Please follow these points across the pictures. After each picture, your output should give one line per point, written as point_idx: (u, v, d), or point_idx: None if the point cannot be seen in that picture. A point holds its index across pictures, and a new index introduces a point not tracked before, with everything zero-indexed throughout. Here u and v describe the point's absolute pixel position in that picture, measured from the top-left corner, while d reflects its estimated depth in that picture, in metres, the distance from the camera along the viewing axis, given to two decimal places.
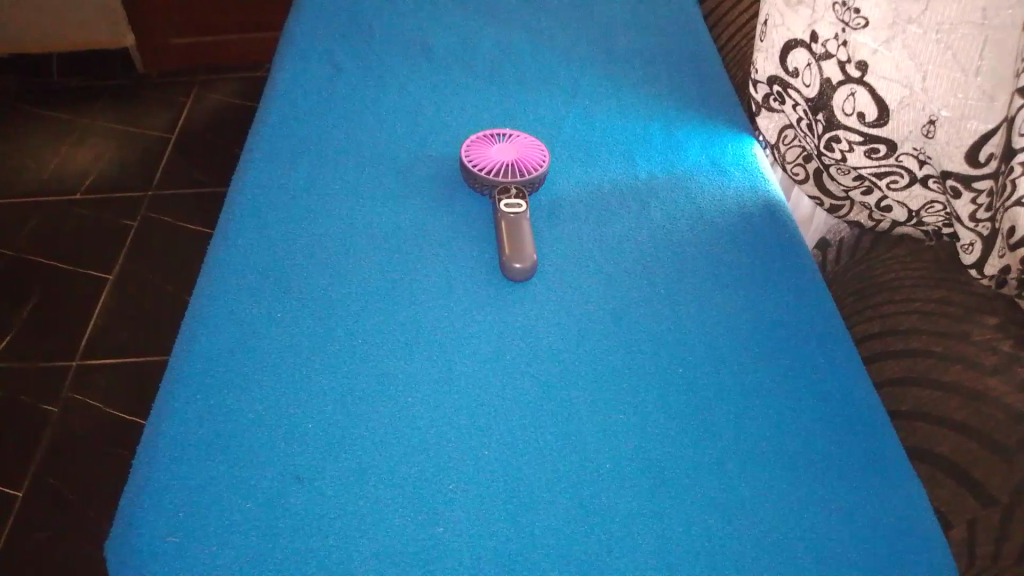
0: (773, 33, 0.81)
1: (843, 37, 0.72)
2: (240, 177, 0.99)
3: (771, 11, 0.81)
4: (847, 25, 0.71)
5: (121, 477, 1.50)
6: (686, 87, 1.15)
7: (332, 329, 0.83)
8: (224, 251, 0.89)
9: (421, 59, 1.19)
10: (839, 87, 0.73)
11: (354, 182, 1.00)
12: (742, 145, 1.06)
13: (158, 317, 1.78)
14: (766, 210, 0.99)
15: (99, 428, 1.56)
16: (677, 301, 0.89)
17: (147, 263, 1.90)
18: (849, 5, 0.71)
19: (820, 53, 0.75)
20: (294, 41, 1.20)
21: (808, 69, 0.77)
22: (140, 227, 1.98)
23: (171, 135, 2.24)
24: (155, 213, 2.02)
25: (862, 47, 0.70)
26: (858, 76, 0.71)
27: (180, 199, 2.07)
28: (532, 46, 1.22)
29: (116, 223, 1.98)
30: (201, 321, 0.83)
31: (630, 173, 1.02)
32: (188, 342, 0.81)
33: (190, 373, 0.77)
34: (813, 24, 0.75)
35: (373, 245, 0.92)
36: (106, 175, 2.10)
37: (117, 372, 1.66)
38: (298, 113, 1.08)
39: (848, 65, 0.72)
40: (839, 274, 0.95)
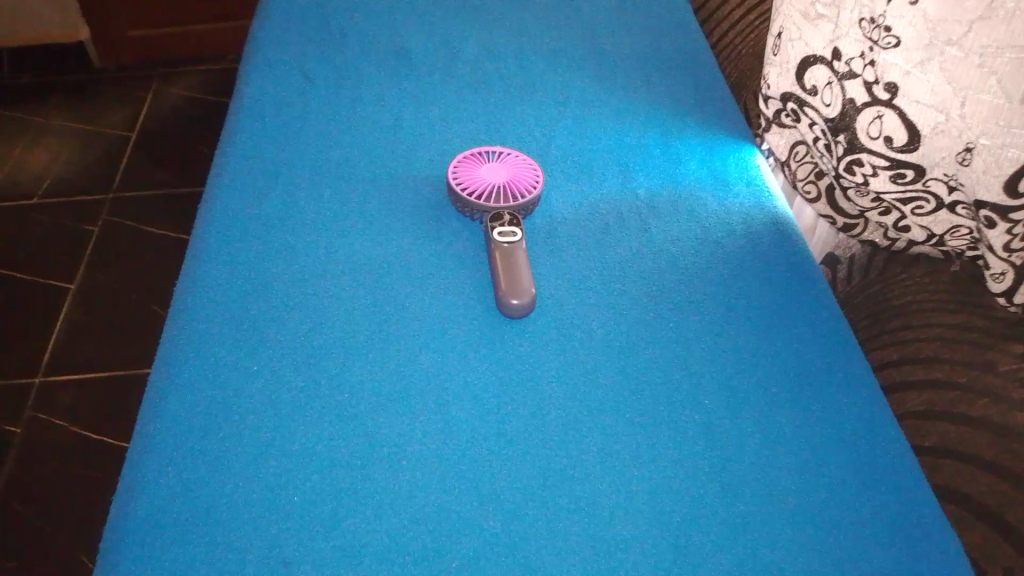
0: (790, 48, 0.79)
1: (870, 56, 0.70)
2: (208, 203, 0.91)
3: (788, 26, 0.79)
4: (875, 43, 0.69)
5: (92, 504, 1.41)
6: (682, 93, 1.09)
7: (316, 374, 0.76)
8: (193, 292, 0.82)
9: (398, 66, 1.11)
10: (865, 110, 0.71)
11: (333, 205, 0.92)
12: (745, 156, 1.00)
13: (124, 330, 1.69)
14: (773, 227, 0.93)
15: (67, 450, 1.48)
16: (687, 330, 0.83)
17: (111, 272, 1.80)
18: (878, 23, 0.69)
19: (843, 71, 0.73)
20: (260, 49, 1.12)
21: (829, 88, 0.75)
22: (102, 233, 1.88)
23: (133, 134, 2.13)
24: (118, 217, 1.92)
25: (891, 67, 0.68)
26: (886, 98, 0.69)
27: (143, 202, 1.97)
28: (516, 50, 1.15)
29: (77, 229, 1.88)
30: (171, 372, 0.75)
31: (628, 189, 0.96)
32: (158, 396, 0.74)
33: (159, 438, 0.71)
34: (835, 40, 0.73)
35: (357, 276, 0.85)
36: (65, 177, 1.99)
37: (84, 388, 1.58)
38: (268, 129, 1.00)
39: (876, 86, 0.70)
40: (851, 296, 0.90)
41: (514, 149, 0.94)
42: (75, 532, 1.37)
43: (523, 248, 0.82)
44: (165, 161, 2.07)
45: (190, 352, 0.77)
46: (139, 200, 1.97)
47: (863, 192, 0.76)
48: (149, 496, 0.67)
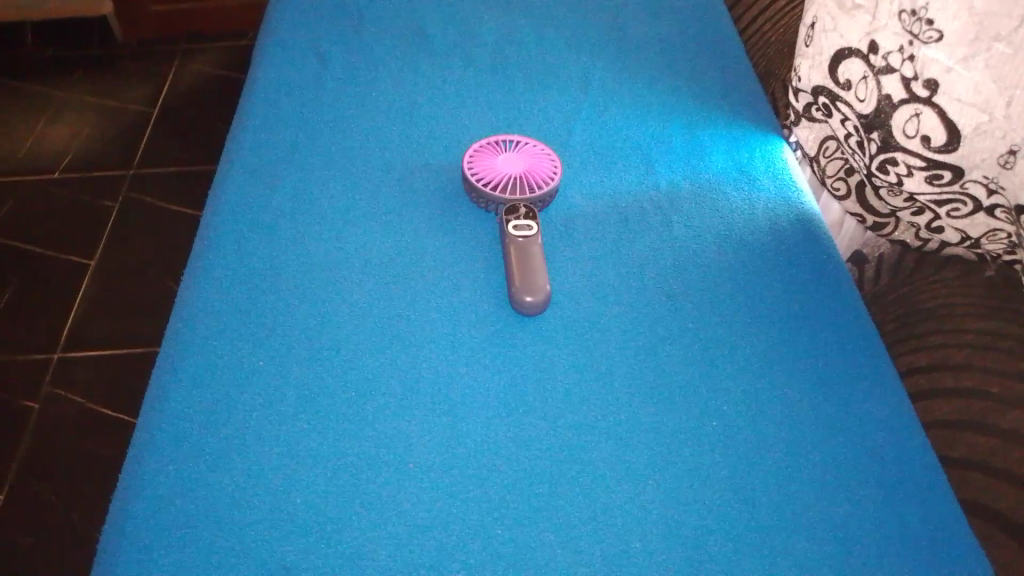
0: (822, 39, 0.75)
1: (910, 50, 0.67)
2: (218, 190, 0.89)
3: (821, 16, 0.75)
4: (915, 37, 0.66)
5: (101, 482, 1.41)
6: (708, 82, 1.05)
7: (323, 372, 0.74)
8: (200, 282, 0.80)
9: (416, 51, 1.08)
10: (902, 107, 0.68)
11: (345, 195, 0.90)
12: (771, 149, 0.97)
13: (138, 308, 1.68)
14: (799, 224, 0.90)
15: (83, 427, 1.48)
16: (707, 332, 0.80)
17: (126, 250, 1.79)
18: (920, 16, 0.65)
19: (880, 66, 0.69)
20: (276, 32, 1.09)
21: (863, 82, 0.71)
22: (121, 210, 1.87)
23: (154, 110, 2.12)
24: (137, 195, 1.91)
25: (933, 63, 0.65)
26: (925, 96, 0.66)
27: (159, 179, 1.95)
28: (537, 36, 1.11)
29: (97, 206, 1.88)
30: (175, 366, 0.74)
31: (649, 182, 0.93)
32: (161, 390, 0.72)
33: (161, 435, 0.69)
34: (872, 33, 0.70)
35: (368, 270, 0.83)
36: (86, 154, 1.99)
37: (101, 366, 1.57)
38: (281, 115, 0.97)
39: (915, 83, 0.67)
40: (879, 297, 0.87)
41: (532, 139, 0.91)
42: (83, 509, 1.37)
43: (539, 242, 0.79)
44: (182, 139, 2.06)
45: (195, 345, 0.75)
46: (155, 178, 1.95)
47: (896, 192, 0.73)
48: (149, 496, 0.66)
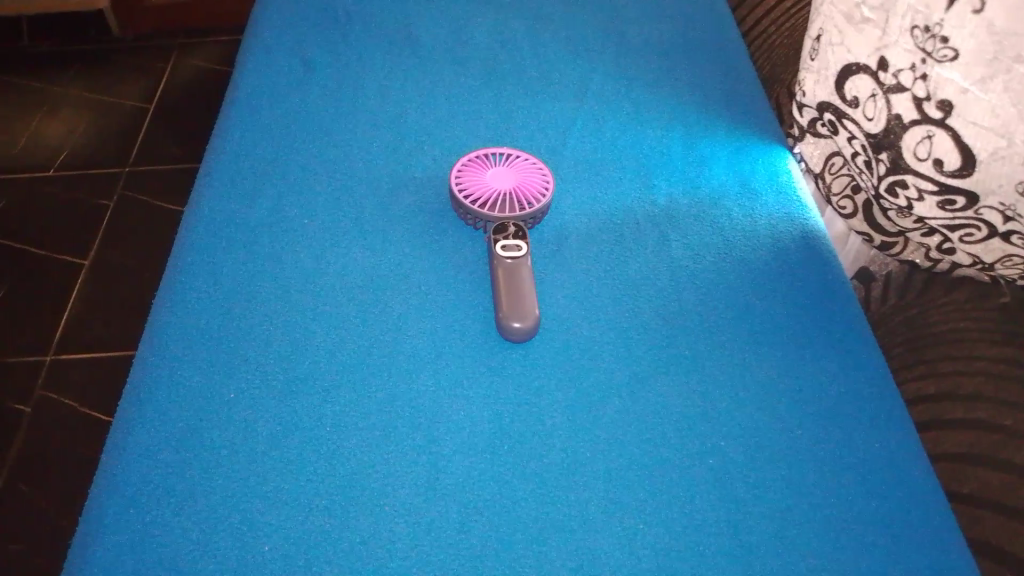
0: (828, 52, 0.71)
1: (922, 69, 0.63)
2: (194, 206, 0.85)
3: (827, 27, 0.71)
4: (929, 55, 0.62)
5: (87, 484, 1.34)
6: (709, 90, 1.01)
7: (297, 402, 0.70)
8: (172, 306, 0.76)
9: (405, 57, 1.04)
10: (914, 129, 0.64)
11: (327, 209, 0.85)
12: (775, 161, 0.92)
13: (129, 306, 1.61)
14: (803, 241, 0.85)
15: (72, 431, 1.41)
16: (704, 360, 0.76)
17: (118, 246, 1.72)
18: (934, 32, 0.61)
19: (889, 84, 0.65)
20: (261, 37, 1.05)
21: (871, 100, 0.68)
22: (116, 207, 1.80)
23: (149, 104, 2.05)
24: (133, 190, 1.84)
25: (947, 83, 0.61)
26: (938, 117, 0.62)
27: (153, 177, 1.88)
28: (532, 41, 1.07)
29: (90, 202, 1.81)
30: (142, 399, 0.70)
31: (646, 197, 0.89)
32: (129, 424, 0.69)
33: (125, 476, 0.65)
34: (882, 49, 0.66)
35: (348, 290, 0.78)
36: (81, 149, 1.92)
37: (92, 368, 1.50)
38: (263, 125, 0.93)
39: (928, 103, 0.63)
40: (882, 319, 0.82)
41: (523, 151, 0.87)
42: (65, 514, 1.30)
43: (529, 263, 0.75)
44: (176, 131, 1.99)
45: (164, 375, 0.71)
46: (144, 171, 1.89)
47: (905, 216, 0.70)
48: (110, 543, 0.62)
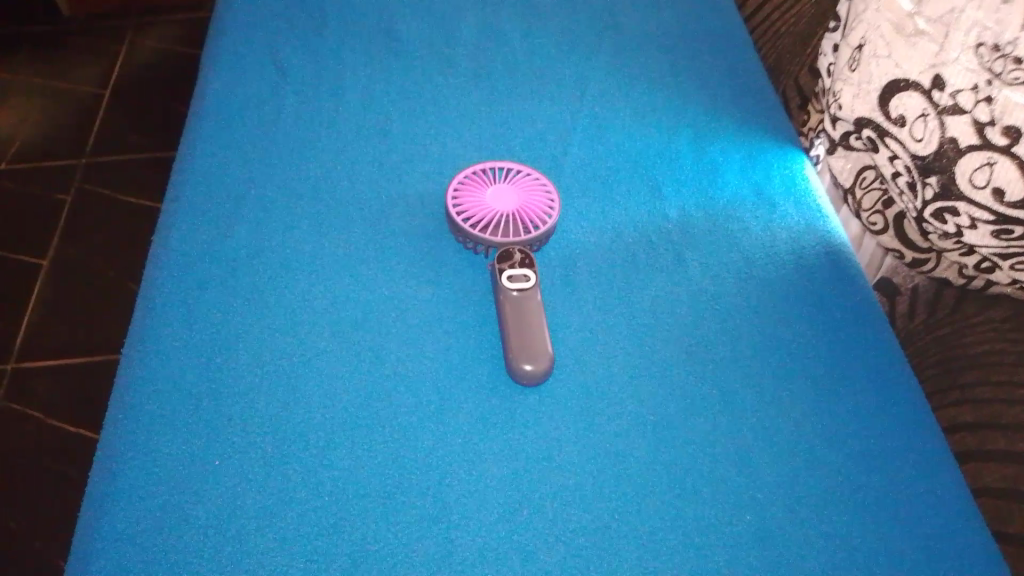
0: (873, 65, 0.66)
1: (987, 91, 0.58)
2: (163, 234, 0.76)
3: (873, 37, 0.66)
4: (997, 76, 0.58)
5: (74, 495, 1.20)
6: (717, 89, 0.94)
7: (289, 464, 0.63)
8: (142, 354, 0.67)
9: (386, 54, 0.94)
10: (970, 154, 0.60)
11: (310, 234, 0.77)
12: (791, 165, 0.86)
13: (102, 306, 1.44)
14: (827, 257, 0.80)
15: (41, 446, 1.25)
16: (732, 396, 0.70)
17: (80, 241, 1.54)
18: (1006, 53, 0.57)
19: (944, 104, 0.61)
20: (222, 33, 0.95)
21: (922, 121, 0.63)
22: (76, 202, 1.59)
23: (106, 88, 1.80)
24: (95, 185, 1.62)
25: (1017, 108, 0.56)
26: (1002, 144, 0.58)
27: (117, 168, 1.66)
28: (523, 33, 0.98)
29: (49, 198, 1.60)
30: (113, 469, 0.61)
31: (658, 211, 0.82)
32: (102, 497, 0.60)
33: (96, 564, 0.57)
34: (938, 66, 0.61)
35: (338, 330, 0.71)
36: (35, 139, 1.69)
37: (63, 375, 1.33)
38: (233, 137, 0.84)
39: (991, 128, 0.58)
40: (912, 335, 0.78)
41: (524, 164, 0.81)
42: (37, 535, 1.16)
43: (536, 294, 0.69)
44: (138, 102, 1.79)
45: (137, 440, 0.63)
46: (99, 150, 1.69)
47: (950, 242, 0.65)
48: None
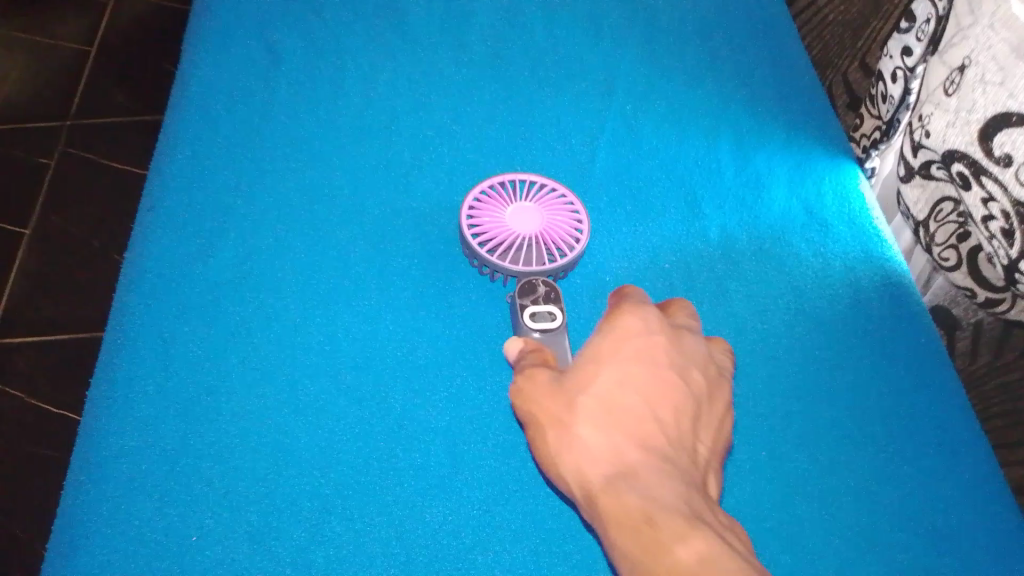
0: (977, 92, 0.52)
1: None
2: (136, 260, 0.68)
3: (981, 59, 0.51)
4: None
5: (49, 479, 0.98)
6: (765, 82, 0.82)
7: (289, 532, 0.58)
8: (110, 410, 0.61)
9: (391, 34, 0.82)
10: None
11: (307, 257, 0.69)
12: (845, 181, 0.77)
13: (75, 263, 1.14)
14: (884, 290, 0.71)
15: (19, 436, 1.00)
16: (769, 464, 0.63)
17: (62, 213, 1.18)
18: None
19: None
20: (201, 9, 0.83)
21: None
22: (60, 166, 1.21)
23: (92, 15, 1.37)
24: (79, 145, 1.23)
25: None
26: None
27: (105, 123, 1.26)
28: (543, 3, 0.85)
29: (24, 161, 1.21)
30: (86, 538, 0.56)
31: (697, 235, 0.73)
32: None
33: None
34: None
35: (336, 375, 0.64)
36: (28, 84, 1.28)
37: (43, 353, 1.06)
38: (215, 138, 0.75)
39: None
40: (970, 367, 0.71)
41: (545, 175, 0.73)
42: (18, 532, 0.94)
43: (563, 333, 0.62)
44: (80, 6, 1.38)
45: (113, 502, 0.58)
46: (34, 69, 1.30)
47: None
48: None
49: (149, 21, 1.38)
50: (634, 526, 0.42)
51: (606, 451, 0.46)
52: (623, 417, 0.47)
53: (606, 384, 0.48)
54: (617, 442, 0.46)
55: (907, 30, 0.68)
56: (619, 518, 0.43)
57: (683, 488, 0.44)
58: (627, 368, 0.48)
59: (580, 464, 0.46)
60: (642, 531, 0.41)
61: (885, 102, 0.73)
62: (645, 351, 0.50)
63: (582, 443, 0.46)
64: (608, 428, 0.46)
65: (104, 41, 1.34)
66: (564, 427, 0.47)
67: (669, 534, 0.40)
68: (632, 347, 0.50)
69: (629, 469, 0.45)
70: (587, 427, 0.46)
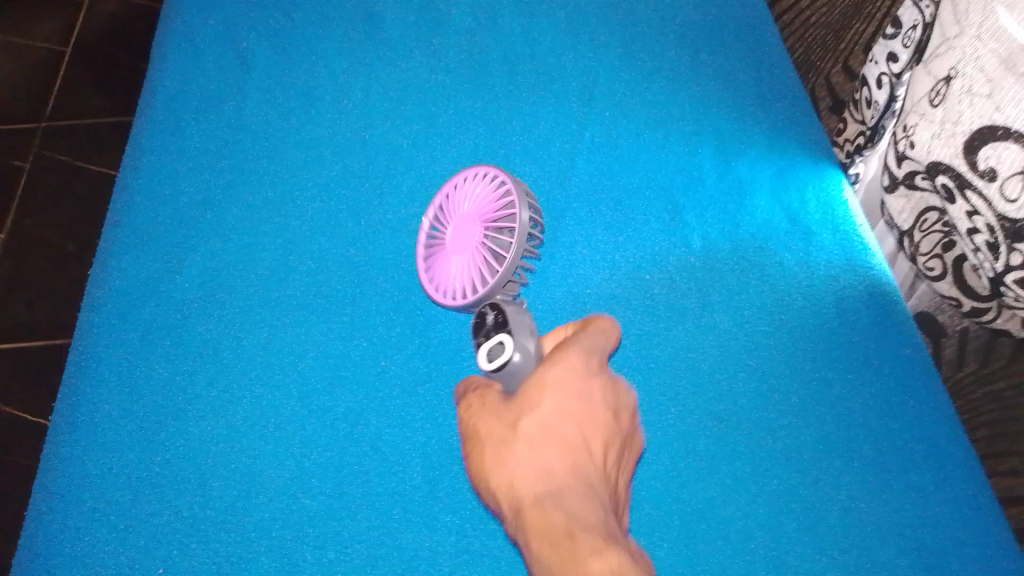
0: (963, 103, 0.50)
1: None
2: (105, 278, 0.67)
3: (968, 70, 0.50)
4: None
5: (19, 494, 0.96)
6: (749, 84, 0.80)
7: (260, 562, 0.56)
8: (79, 435, 0.60)
9: (365, 39, 0.80)
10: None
11: (278, 273, 0.67)
12: (827, 187, 0.76)
13: (46, 267, 1.11)
14: (870, 297, 0.70)
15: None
16: (749, 476, 0.63)
17: (35, 218, 1.15)
18: None
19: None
20: (172, 15, 0.81)
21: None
22: (34, 169, 1.18)
23: (67, 11, 1.34)
24: (52, 146, 1.20)
25: None
26: None
27: (80, 122, 1.23)
28: (522, 6, 0.83)
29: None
30: (52, 567, 0.55)
31: (678, 244, 0.72)
32: None
33: None
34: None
35: (308, 396, 0.62)
36: (1, 83, 1.25)
37: (13, 361, 1.03)
38: (182, 150, 0.73)
39: None
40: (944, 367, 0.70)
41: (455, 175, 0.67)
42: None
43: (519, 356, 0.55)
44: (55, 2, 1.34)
45: (78, 529, 0.57)
46: (7, 70, 1.26)
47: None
48: None
49: (123, 17, 1.34)
50: (557, 538, 0.45)
51: (537, 470, 0.48)
52: (557, 441, 0.49)
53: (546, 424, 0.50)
54: (549, 464, 0.49)
55: (893, 36, 0.67)
56: (543, 532, 0.45)
57: (604, 517, 0.47)
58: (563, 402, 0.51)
59: (513, 480, 0.49)
60: (564, 544, 0.44)
61: (870, 107, 0.72)
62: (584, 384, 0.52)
63: (516, 467, 0.49)
64: (542, 447, 0.49)
65: (78, 37, 1.31)
66: (503, 447, 0.50)
67: (587, 554, 0.43)
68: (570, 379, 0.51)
69: (559, 489, 0.48)
70: (523, 447, 0.49)
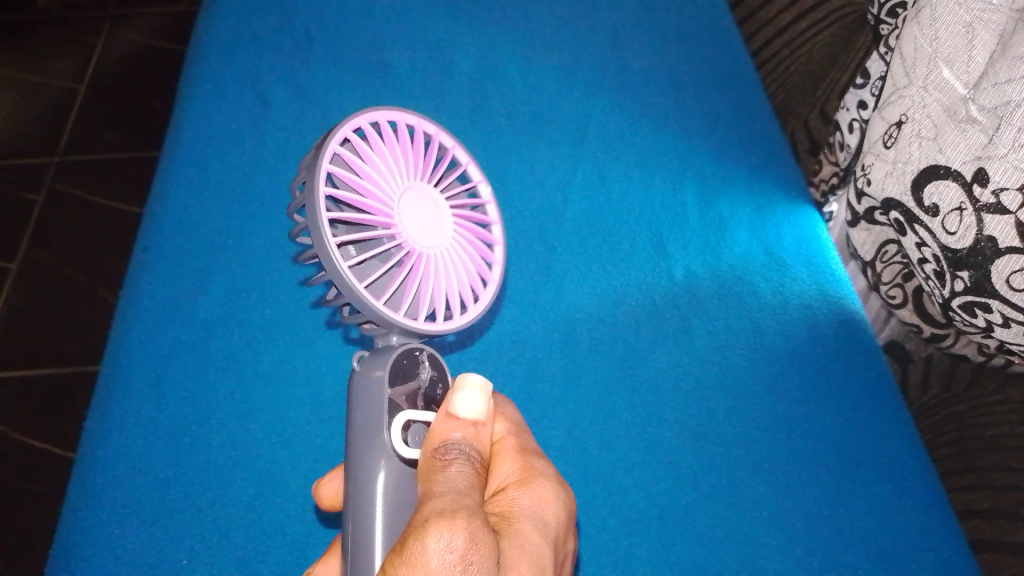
0: (913, 145, 0.57)
1: None
2: (132, 298, 0.72)
3: (917, 117, 0.56)
4: None
5: (38, 510, 1.00)
6: (729, 128, 0.86)
7: (271, 556, 0.63)
8: (109, 441, 0.65)
9: (374, 82, 0.86)
10: (1008, 256, 0.50)
11: (294, 298, 0.74)
12: (802, 223, 0.82)
13: (60, 298, 1.16)
14: (838, 324, 0.76)
15: (11, 467, 1.03)
16: (722, 488, 0.68)
17: (53, 248, 1.20)
18: None
19: (986, 202, 0.51)
20: (194, 56, 0.87)
21: (966, 213, 0.52)
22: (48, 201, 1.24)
23: (83, 49, 1.40)
24: (67, 179, 1.26)
25: None
26: None
27: (94, 159, 1.29)
28: (522, 54, 0.90)
29: (13, 196, 1.24)
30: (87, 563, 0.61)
31: (662, 275, 0.77)
32: None
33: None
34: (983, 158, 0.51)
35: (321, 410, 0.69)
36: (18, 119, 1.31)
37: (28, 386, 1.08)
38: (204, 180, 0.78)
39: None
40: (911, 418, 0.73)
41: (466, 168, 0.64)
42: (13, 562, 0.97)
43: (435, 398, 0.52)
44: (74, 42, 1.40)
45: (110, 529, 0.62)
46: (25, 107, 1.33)
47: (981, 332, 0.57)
48: None
49: (139, 57, 1.40)
50: None
51: None
52: None
53: (524, 526, 0.43)
54: None
55: (862, 86, 0.74)
56: None
57: None
58: (533, 498, 0.44)
59: None
60: None
61: (842, 150, 0.78)
62: (560, 477, 0.47)
63: None
64: None
65: (94, 74, 1.37)
66: None
67: None
68: (548, 470, 0.47)
69: None
70: None
